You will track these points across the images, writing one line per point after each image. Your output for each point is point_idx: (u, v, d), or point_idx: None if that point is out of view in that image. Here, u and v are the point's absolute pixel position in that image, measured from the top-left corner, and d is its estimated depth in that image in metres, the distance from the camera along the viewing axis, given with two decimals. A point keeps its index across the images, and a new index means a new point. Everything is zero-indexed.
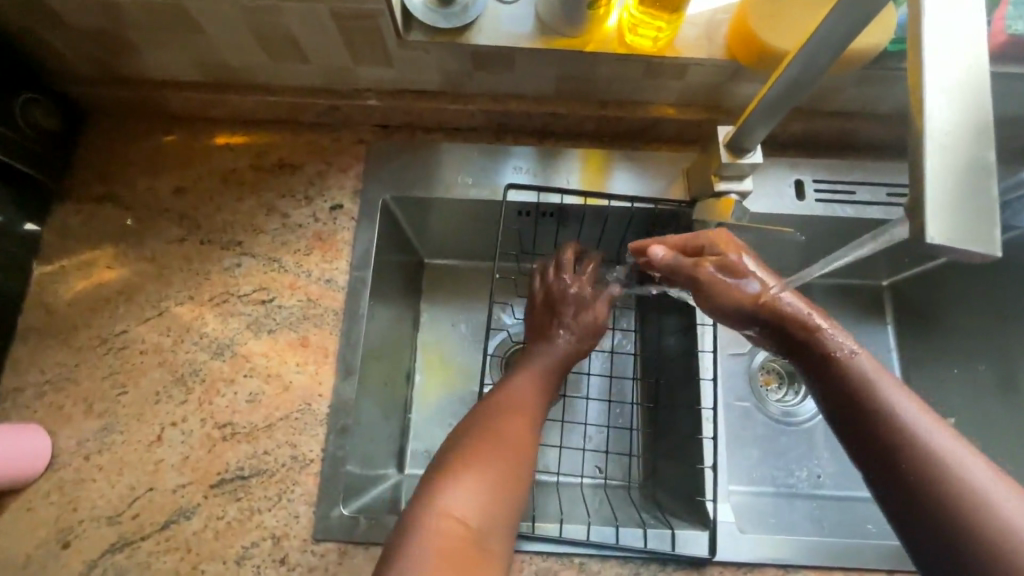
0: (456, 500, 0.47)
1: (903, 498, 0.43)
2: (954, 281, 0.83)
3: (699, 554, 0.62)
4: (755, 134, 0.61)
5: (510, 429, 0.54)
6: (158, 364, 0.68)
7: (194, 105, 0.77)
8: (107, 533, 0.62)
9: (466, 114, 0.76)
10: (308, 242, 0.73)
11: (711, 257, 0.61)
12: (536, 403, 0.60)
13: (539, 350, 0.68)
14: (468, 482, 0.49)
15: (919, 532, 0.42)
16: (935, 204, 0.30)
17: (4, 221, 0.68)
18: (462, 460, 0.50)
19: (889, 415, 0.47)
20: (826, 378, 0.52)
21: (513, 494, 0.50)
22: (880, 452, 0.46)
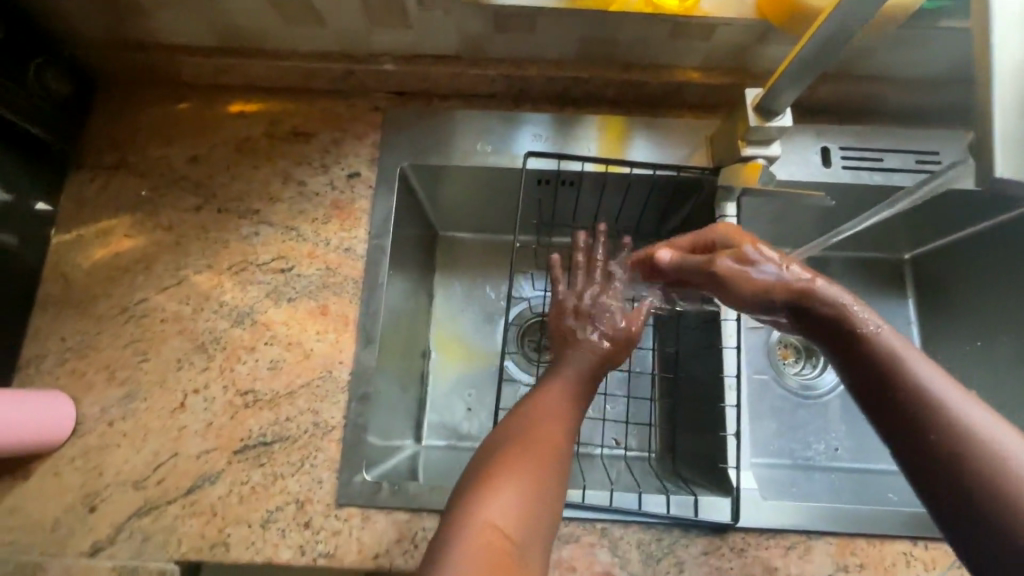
0: (496, 509, 0.45)
1: (934, 475, 0.41)
2: (978, 252, 0.82)
3: (721, 520, 0.62)
4: (785, 97, 0.59)
5: (545, 428, 0.52)
6: (178, 332, 0.68)
7: (207, 72, 0.76)
8: (133, 497, 0.63)
9: (485, 79, 0.74)
10: (326, 211, 0.72)
11: (725, 251, 0.61)
12: (576, 404, 0.57)
13: (575, 354, 0.62)
14: (507, 490, 0.46)
15: (956, 512, 0.40)
16: (1005, 141, 0.31)
17: (16, 198, 0.67)
18: (498, 467, 0.48)
19: (918, 390, 0.44)
20: (848, 352, 0.49)
21: (552, 503, 0.48)
22: (907, 427, 0.43)
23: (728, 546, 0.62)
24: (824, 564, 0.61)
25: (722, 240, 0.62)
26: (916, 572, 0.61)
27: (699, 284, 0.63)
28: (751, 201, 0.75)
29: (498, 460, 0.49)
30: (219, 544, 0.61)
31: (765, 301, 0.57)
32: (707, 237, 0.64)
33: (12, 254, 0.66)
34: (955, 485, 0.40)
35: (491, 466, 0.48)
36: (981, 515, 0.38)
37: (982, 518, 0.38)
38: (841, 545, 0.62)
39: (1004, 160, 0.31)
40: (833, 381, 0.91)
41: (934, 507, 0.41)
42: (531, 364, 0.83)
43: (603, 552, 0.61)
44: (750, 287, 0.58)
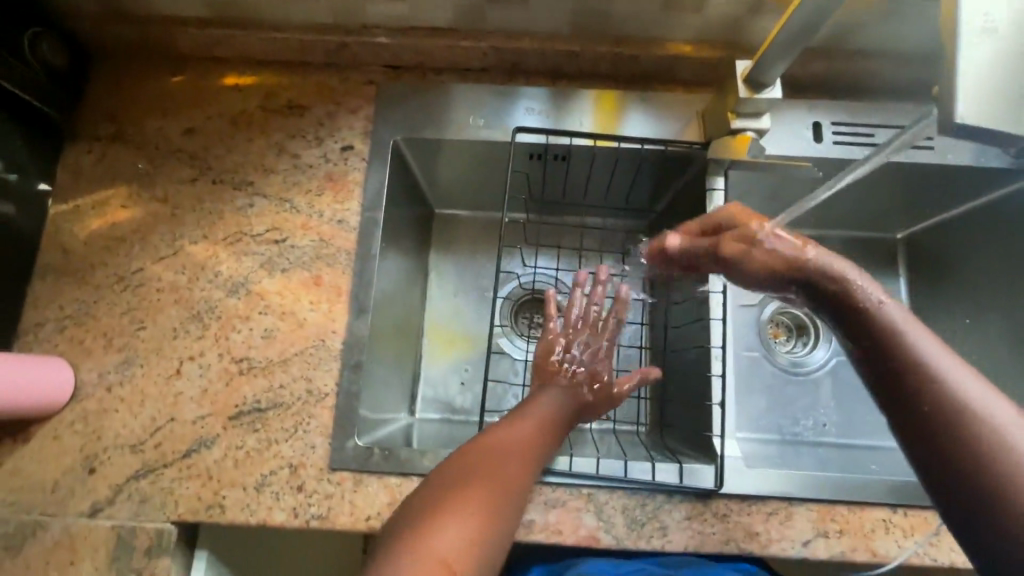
0: (444, 542, 0.44)
1: (930, 454, 0.40)
2: (969, 229, 0.83)
3: (705, 486, 0.64)
4: (773, 69, 0.59)
5: (494, 465, 0.51)
6: (174, 301, 0.69)
7: (203, 44, 0.76)
8: (131, 460, 0.64)
9: (478, 52, 0.74)
10: (319, 183, 0.73)
11: (731, 233, 0.60)
12: (539, 443, 0.56)
13: (550, 398, 0.62)
14: (455, 524, 0.45)
15: (948, 491, 0.38)
16: (969, 89, 0.32)
17: (18, 180, 0.69)
18: (445, 501, 0.47)
19: (917, 363, 0.42)
20: (850, 328, 0.48)
21: (499, 539, 0.47)
22: (904, 403, 0.42)
23: (712, 512, 0.63)
24: (804, 530, 0.62)
25: (729, 222, 0.61)
26: (894, 538, 0.62)
27: (705, 266, 0.64)
28: (743, 176, 0.76)
29: (443, 497, 0.47)
30: (214, 505, 0.62)
31: (772, 280, 0.56)
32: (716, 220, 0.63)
33: (10, 222, 0.67)
34: (949, 464, 0.38)
35: (437, 501, 0.47)
36: (972, 493, 0.37)
37: (974, 499, 0.37)
38: (822, 512, 0.63)
39: (968, 103, 0.32)
40: (823, 358, 0.92)
41: (932, 487, 0.40)
42: (523, 338, 0.85)
43: (588, 516, 0.63)
44: (754, 263, 0.57)
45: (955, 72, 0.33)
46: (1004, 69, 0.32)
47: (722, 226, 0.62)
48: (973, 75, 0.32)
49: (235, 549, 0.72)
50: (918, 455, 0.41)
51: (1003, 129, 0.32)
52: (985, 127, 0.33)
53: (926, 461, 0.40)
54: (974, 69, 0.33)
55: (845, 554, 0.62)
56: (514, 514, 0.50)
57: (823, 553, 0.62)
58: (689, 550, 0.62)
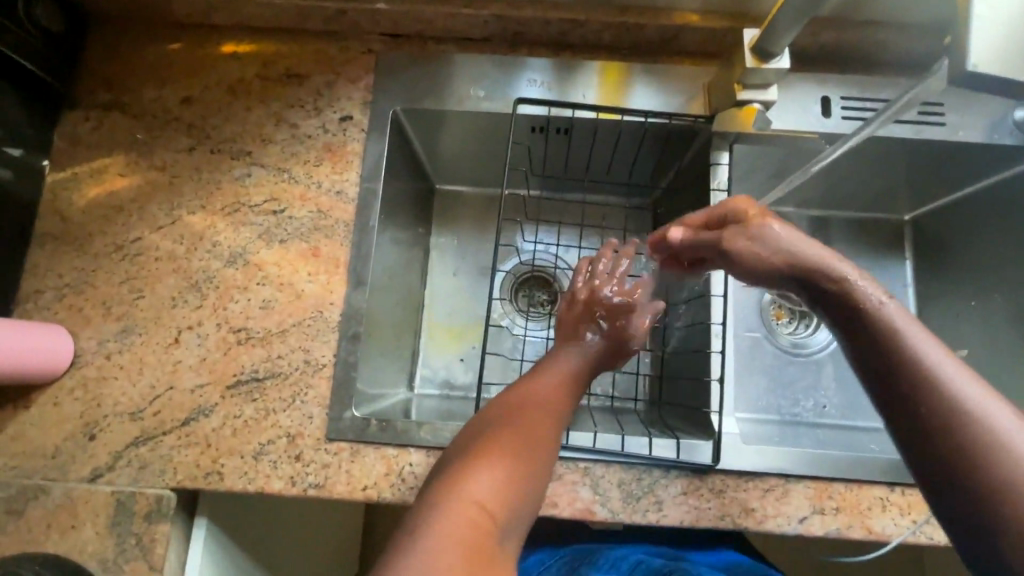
0: (481, 486, 0.43)
1: (929, 459, 0.38)
2: (980, 211, 0.81)
3: (702, 462, 0.64)
4: (782, 37, 0.57)
5: (520, 420, 0.50)
6: (173, 271, 0.69)
7: (200, 10, 0.74)
8: (130, 428, 0.65)
9: (480, 20, 0.72)
10: (318, 153, 0.72)
11: (735, 229, 0.55)
12: (567, 396, 0.55)
13: (568, 351, 0.60)
14: (489, 471, 0.44)
15: (944, 496, 0.37)
16: (983, 39, 0.33)
17: (20, 157, 0.69)
18: (475, 452, 0.46)
19: (920, 367, 0.40)
20: (847, 326, 0.45)
21: (532, 488, 0.47)
22: (902, 409, 0.39)
23: (708, 487, 0.63)
24: (801, 507, 0.62)
25: (735, 214, 0.58)
26: (891, 516, 0.62)
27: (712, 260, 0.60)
28: (749, 152, 0.74)
29: (473, 450, 0.47)
30: (213, 473, 0.63)
31: (769, 275, 0.52)
32: (720, 212, 0.59)
33: (9, 189, 0.67)
34: (948, 471, 0.37)
35: (466, 455, 0.46)
36: (969, 498, 0.36)
37: (970, 503, 0.36)
38: (819, 490, 0.63)
39: (981, 54, 0.33)
40: (825, 340, 0.91)
41: (927, 490, 0.39)
42: (522, 314, 0.84)
43: (584, 490, 0.63)
44: (755, 263, 0.53)
45: (966, 24, 0.33)
46: (1014, 18, 0.33)
47: (727, 219, 0.58)
48: (983, 26, 0.33)
49: (237, 518, 0.73)
50: (915, 459, 0.39)
51: (1016, 79, 0.33)
52: (997, 78, 0.33)
53: (925, 466, 0.38)
54: (987, 19, 0.33)
55: (841, 531, 0.62)
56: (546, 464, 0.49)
57: (818, 529, 0.62)
58: (684, 524, 0.62)
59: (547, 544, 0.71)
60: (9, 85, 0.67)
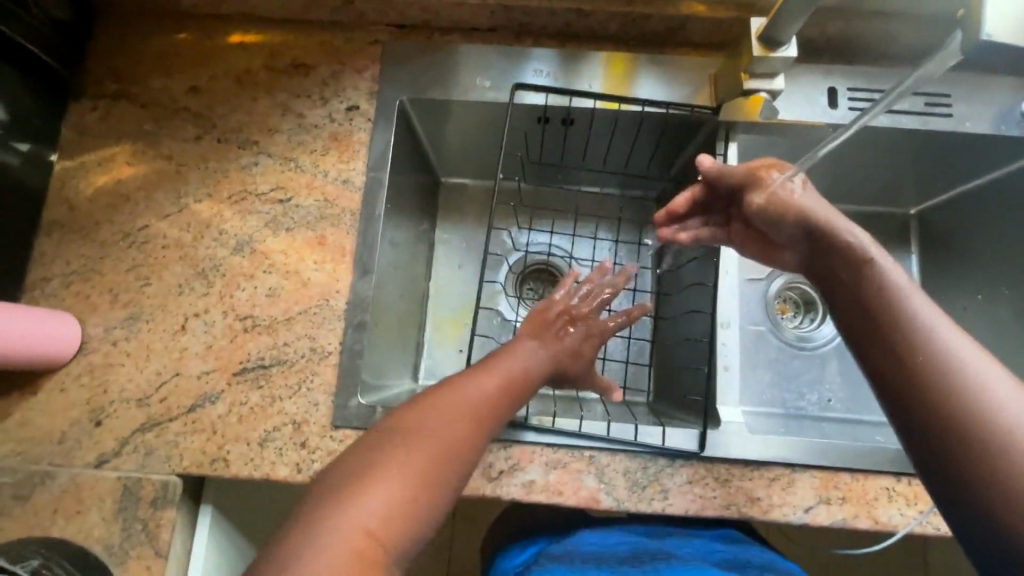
0: (369, 509, 0.40)
1: (920, 432, 0.39)
2: (988, 205, 0.80)
3: (688, 448, 0.63)
4: (790, 24, 0.57)
5: (429, 429, 0.46)
6: (179, 258, 0.69)
7: (207, 0, 0.75)
8: (137, 414, 0.65)
9: (487, 10, 0.72)
10: (324, 142, 0.72)
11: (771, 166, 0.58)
12: (495, 406, 0.52)
13: (522, 353, 0.58)
14: (380, 490, 0.41)
15: (936, 472, 0.38)
16: (999, 5, 0.33)
17: (29, 150, 0.69)
18: (371, 469, 0.42)
19: (917, 335, 0.41)
20: (852, 296, 0.46)
21: (440, 500, 0.44)
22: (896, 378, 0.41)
23: (713, 476, 0.63)
24: (806, 497, 0.62)
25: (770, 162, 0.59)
26: (897, 507, 0.62)
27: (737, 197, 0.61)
28: (755, 143, 0.74)
29: (371, 462, 0.43)
30: (219, 459, 0.63)
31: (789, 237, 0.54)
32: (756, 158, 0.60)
33: (18, 177, 0.68)
34: (941, 448, 0.38)
35: (362, 469, 0.43)
36: (962, 473, 0.37)
37: (961, 478, 0.37)
38: (825, 480, 0.63)
39: (996, 24, 0.33)
40: (831, 333, 0.91)
41: (921, 467, 0.40)
42: (529, 306, 0.84)
43: (589, 478, 0.63)
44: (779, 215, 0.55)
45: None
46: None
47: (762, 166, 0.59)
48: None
49: (241, 505, 0.74)
50: (908, 435, 0.40)
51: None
52: (1013, 45, 0.33)
53: (916, 441, 0.39)
54: None
55: (847, 521, 0.62)
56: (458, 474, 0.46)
57: (824, 519, 0.62)
58: (689, 513, 0.62)
59: (552, 533, 0.71)
60: (17, 79, 0.67)
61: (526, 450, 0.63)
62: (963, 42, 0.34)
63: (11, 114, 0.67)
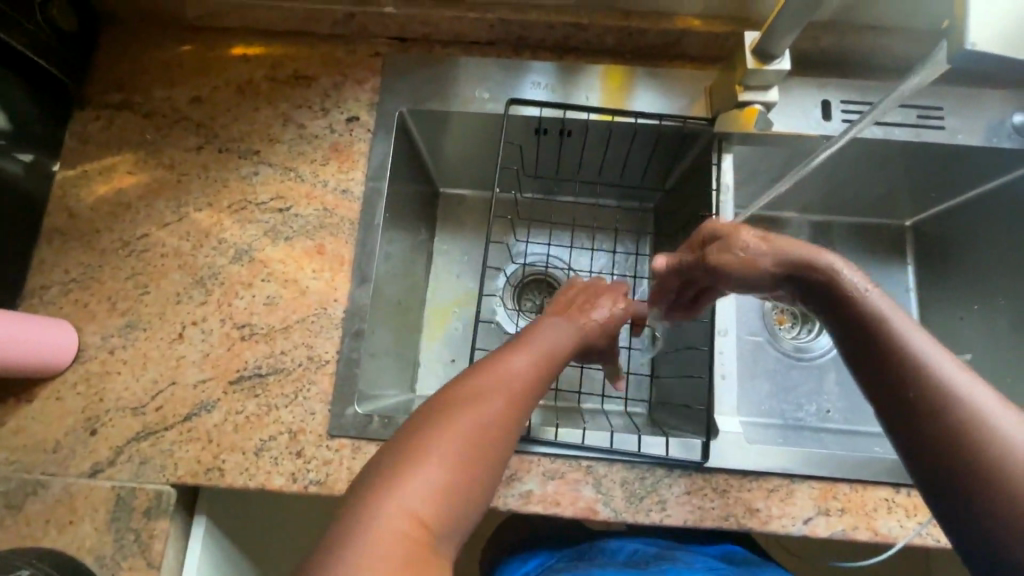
0: (414, 493, 0.41)
1: (928, 471, 0.38)
2: (983, 216, 0.81)
3: (691, 458, 0.63)
4: (782, 38, 0.58)
5: (467, 410, 0.46)
6: (178, 267, 0.69)
7: (211, 14, 0.76)
8: (133, 422, 0.64)
9: (486, 24, 0.74)
10: (324, 152, 0.73)
11: (716, 244, 0.56)
12: (532, 387, 0.50)
13: (560, 327, 0.57)
14: (425, 472, 0.42)
15: (946, 506, 0.37)
16: (981, 16, 0.33)
17: (27, 159, 0.69)
18: (414, 451, 0.43)
19: (913, 371, 0.40)
20: (845, 324, 0.45)
21: (485, 481, 0.44)
22: (897, 417, 0.40)
23: (712, 486, 0.62)
24: (805, 507, 0.62)
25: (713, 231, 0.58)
26: (897, 518, 0.61)
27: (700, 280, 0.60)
28: (750, 154, 0.75)
29: (414, 442, 0.43)
30: (214, 469, 0.62)
31: (762, 276, 0.53)
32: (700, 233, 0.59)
33: (18, 186, 0.68)
34: (948, 476, 0.37)
35: (407, 449, 0.43)
36: (973, 508, 0.36)
37: (969, 510, 0.36)
38: (824, 490, 0.62)
39: (979, 34, 0.33)
40: (828, 344, 0.91)
41: (930, 502, 0.39)
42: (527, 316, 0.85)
43: (587, 488, 0.62)
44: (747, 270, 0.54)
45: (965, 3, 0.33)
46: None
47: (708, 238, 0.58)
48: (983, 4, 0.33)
49: (236, 516, 0.73)
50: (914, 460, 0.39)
51: (1015, 56, 0.33)
52: (996, 54, 0.33)
53: (924, 478, 0.39)
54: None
55: (846, 532, 0.61)
56: (503, 452, 0.46)
57: (824, 531, 0.61)
58: (688, 524, 0.61)
59: (550, 546, 0.70)
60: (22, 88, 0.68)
61: (524, 460, 0.63)
62: (947, 51, 0.35)
63: (15, 125, 0.67)
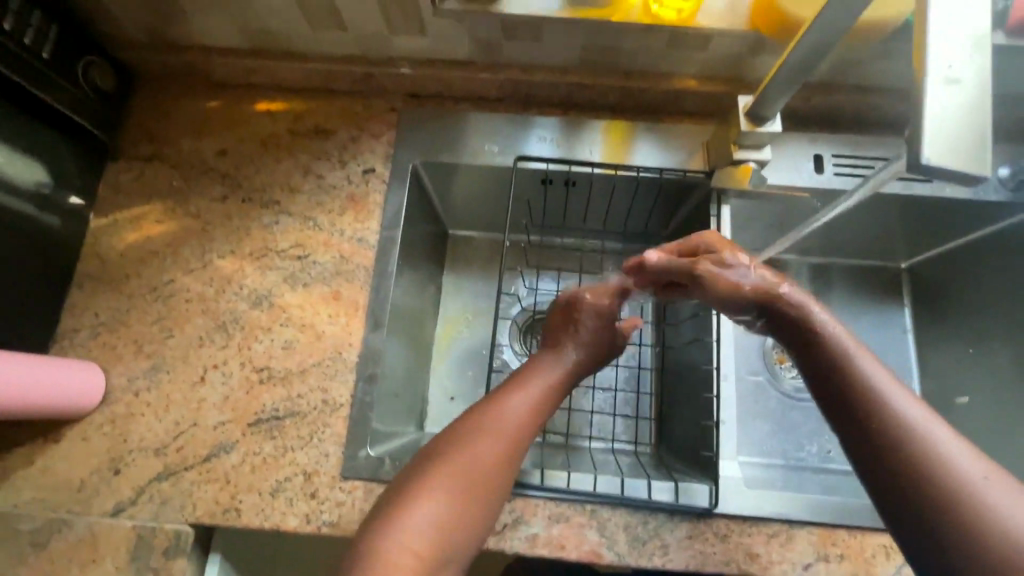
0: (412, 537, 0.47)
1: (889, 493, 0.44)
2: (976, 262, 0.83)
3: (700, 505, 0.65)
4: (774, 102, 0.62)
5: (466, 454, 0.52)
6: (201, 311, 0.73)
7: (238, 73, 0.81)
8: (154, 462, 0.67)
9: (495, 83, 0.78)
10: (342, 203, 0.77)
11: (708, 256, 0.64)
12: (536, 412, 0.58)
13: (547, 362, 0.64)
14: (421, 518, 0.48)
15: (905, 522, 0.43)
16: (931, 131, 0.36)
17: (54, 192, 0.72)
18: (413, 496, 0.49)
19: (878, 403, 0.47)
20: (815, 365, 0.53)
21: (473, 526, 0.51)
22: (864, 443, 0.47)
23: (712, 531, 0.64)
24: (805, 553, 0.63)
25: (706, 246, 0.65)
26: (895, 564, 0.63)
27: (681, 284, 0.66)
28: (748, 205, 0.78)
29: (413, 488, 0.50)
30: (231, 509, 0.65)
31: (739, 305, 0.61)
32: (693, 242, 0.66)
33: (46, 223, 0.71)
34: (907, 498, 0.43)
35: (407, 495, 0.50)
36: (929, 525, 0.42)
37: (925, 527, 0.42)
38: (823, 536, 0.64)
39: (933, 148, 0.35)
40: None
41: (891, 523, 0.45)
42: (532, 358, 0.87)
43: (591, 532, 0.64)
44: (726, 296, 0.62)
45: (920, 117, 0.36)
46: (963, 113, 0.36)
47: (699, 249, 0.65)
48: (935, 117, 0.36)
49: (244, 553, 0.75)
50: (876, 486, 0.46)
51: (965, 170, 0.35)
52: (949, 167, 0.36)
53: (887, 501, 0.45)
54: (936, 113, 0.36)
55: None
56: (495, 495, 0.52)
57: None
58: (689, 569, 0.63)
59: None
60: (58, 124, 0.71)
61: (529, 504, 0.65)
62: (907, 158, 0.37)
63: (51, 163, 0.70)
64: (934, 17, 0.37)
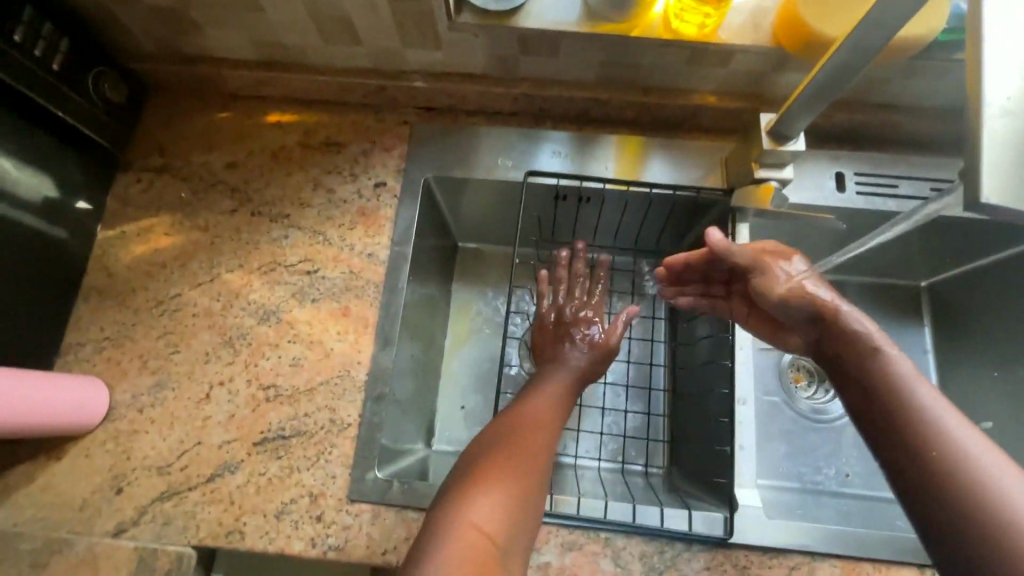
0: (479, 513, 0.47)
1: (935, 528, 0.42)
2: (1002, 283, 0.81)
3: (715, 534, 0.63)
4: (798, 122, 0.61)
5: (527, 444, 0.53)
6: (208, 327, 0.72)
7: (250, 85, 0.80)
8: (157, 481, 0.66)
9: (509, 96, 0.77)
10: (352, 217, 0.76)
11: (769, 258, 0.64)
12: (544, 430, 0.56)
13: (553, 370, 0.66)
14: (486, 499, 0.48)
15: (951, 558, 0.40)
16: (990, 169, 0.34)
17: (60, 199, 0.70)
18: (477, 479, 0.49)
19: (924, 433, 0.45)
20: (861, 391, 0.51)
21: (532, 511, 0.50)
22: (909, 474, 0.44)
23: (731, 563, 0.62)
24: None
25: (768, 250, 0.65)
26: None
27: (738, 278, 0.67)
28: (767, 223, 0.77)
29: (479, 471, 0.50)
30: (235, 531, 0.63)
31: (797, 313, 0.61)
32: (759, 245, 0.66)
33: (51, 232, 0.69)
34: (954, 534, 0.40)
35: (474, 478, 0.50)
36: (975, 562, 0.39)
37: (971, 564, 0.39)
38: (846, 569, 0.62)
39: (992, 186, 0.34)
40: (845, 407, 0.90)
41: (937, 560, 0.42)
42: None
43: (605, 561, 0.62)
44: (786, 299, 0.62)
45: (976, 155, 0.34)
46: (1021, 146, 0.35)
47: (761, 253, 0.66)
48: (991, 153, 0.34)
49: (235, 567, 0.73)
50: (922, 520, 0.43)
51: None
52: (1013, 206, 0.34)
53: (932, 536, 0.42)
54: (992, 148, 0.34)
55: None
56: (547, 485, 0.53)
57: None
58: None
59: None
60: (68, 131, 0.70)
61: (541, 530, 0.63)
62: (964, 197, 0.35)
63: (57, 171, 0.69)
64: (990, 47, 0.35)
